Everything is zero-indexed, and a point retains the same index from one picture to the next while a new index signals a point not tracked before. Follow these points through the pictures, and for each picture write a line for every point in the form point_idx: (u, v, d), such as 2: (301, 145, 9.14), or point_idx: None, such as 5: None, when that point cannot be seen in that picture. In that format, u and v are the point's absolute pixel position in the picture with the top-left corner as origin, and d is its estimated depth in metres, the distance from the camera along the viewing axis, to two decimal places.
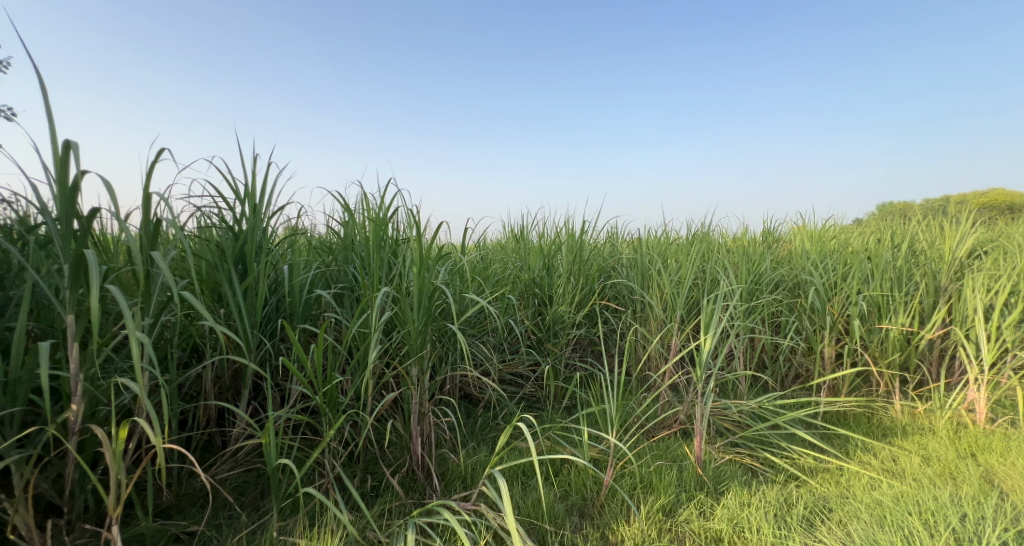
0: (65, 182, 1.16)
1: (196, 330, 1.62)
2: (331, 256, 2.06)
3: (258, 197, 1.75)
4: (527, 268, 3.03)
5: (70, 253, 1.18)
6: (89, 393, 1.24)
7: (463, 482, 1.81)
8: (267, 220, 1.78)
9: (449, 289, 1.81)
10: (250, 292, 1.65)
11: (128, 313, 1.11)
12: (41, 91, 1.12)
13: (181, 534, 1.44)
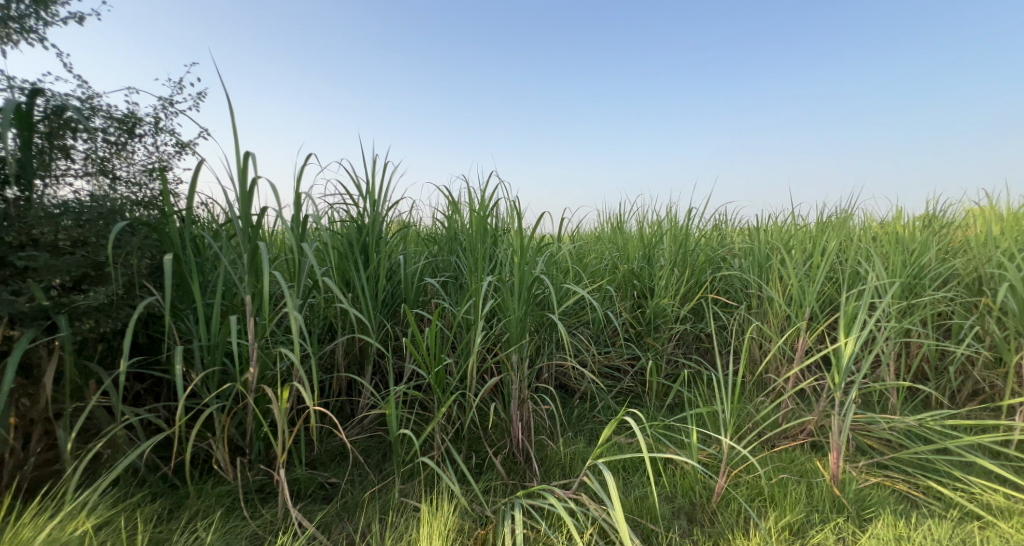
0: (245, 186, 1.45)
1: (332, 311, 1.90)
2: (438, 247, 2.25)
3: (377, 194, 1.99)
4: (631, 258, 2.98)
5: (247, 243, 1.48)
6: (263, 359, 1.53)
7: (562, 470, 1.91)
8: (384, 213, 2.01)
9: (548, 279, 1.89)
10: (372, 278, 1.88)
11: (287, 293, 1.38)
12: (229, 114, 1.41)
13: (325, 484, 1.72)
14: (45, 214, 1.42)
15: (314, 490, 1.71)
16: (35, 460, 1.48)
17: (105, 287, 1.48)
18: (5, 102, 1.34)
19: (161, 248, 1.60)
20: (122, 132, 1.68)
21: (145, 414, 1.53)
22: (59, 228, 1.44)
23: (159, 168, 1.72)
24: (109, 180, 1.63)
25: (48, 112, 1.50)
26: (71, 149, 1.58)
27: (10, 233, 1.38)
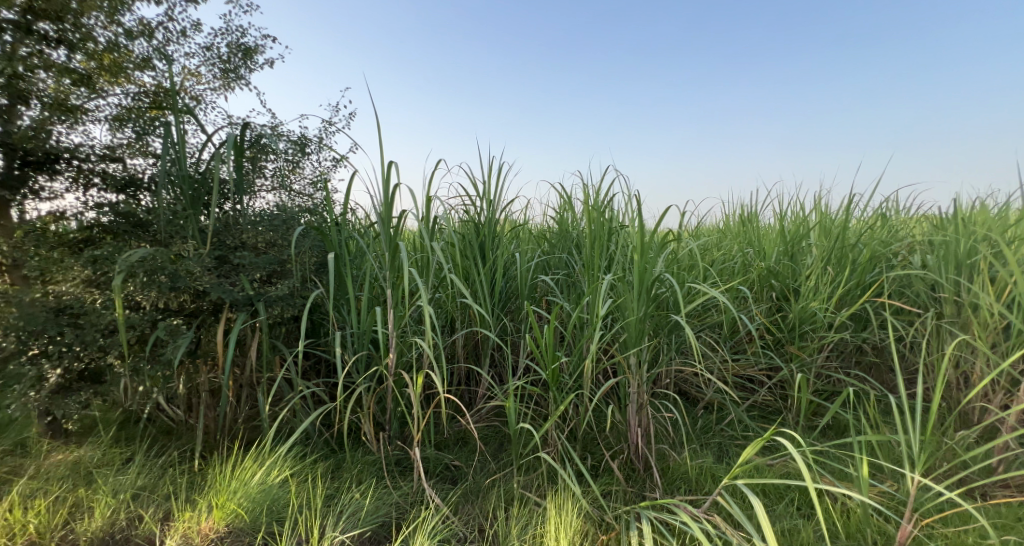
0: (387, 192, 1.68)
1: (453, 307, 2.08)
2: (553, 246, 2.32)
3: (494, 194, 2.13)
4: (772, 255, 2.70)
5: (389, 242, 1.71)
6: (399, 346, 1.76)
7: (688, 485, 1.87)
8: (500, 212, 2.15)
9: (671, 279, 1.82)
10: (489, 274, 2.03)
11: (422, 287, 1.58)
12: (377, 130, 1.66)
13: (450, 465, 1.90)
14: (248, 222, 1.83)
15: (441, 470, 1.90)
16: (244, 417, 1.90)
17: (289, 281, 1.83)
18: (226, 136, 1.76)
19: (325, 248, 1.93)
20: (297, 152, 2.06)
21: (314, 387, 1.86)
22: (256, 232, 1.82)
23: (321, 182, 2.08)
24: (288, 193, 2.02)
25: (249, 141, 1.91)
26: (264, 169, 1.99)
27: (228, 237, 1.79)
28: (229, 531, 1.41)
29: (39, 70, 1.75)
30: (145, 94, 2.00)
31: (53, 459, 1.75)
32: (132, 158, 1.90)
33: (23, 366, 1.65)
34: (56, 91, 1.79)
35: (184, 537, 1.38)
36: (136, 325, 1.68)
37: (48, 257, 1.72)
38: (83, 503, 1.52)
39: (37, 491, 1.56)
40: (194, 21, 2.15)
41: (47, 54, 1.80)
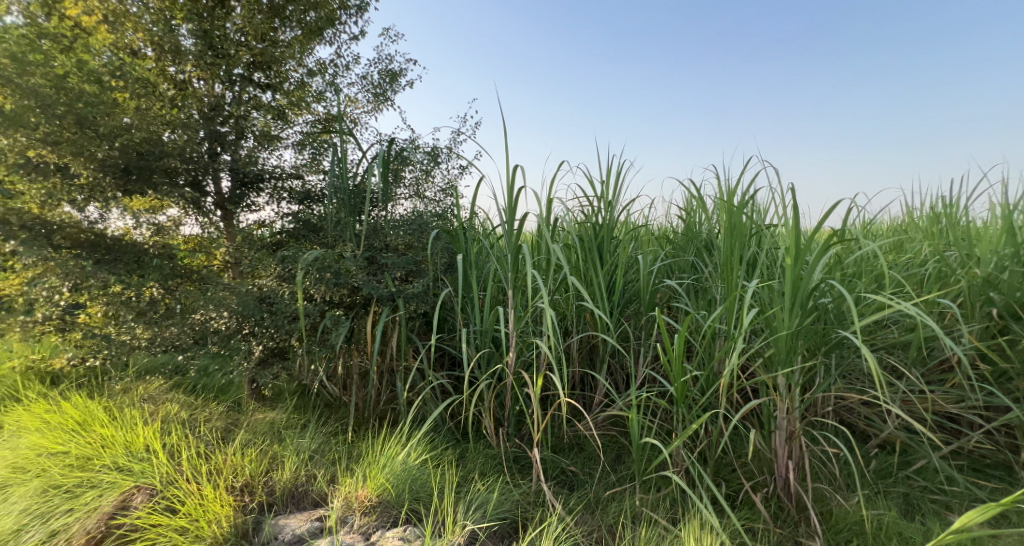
0: (511, 195, 1.74)
1: (574, 310, 2.07)
2: (680, 248, 2.19)
3: (611, 195, 2.09)
4: (976, 259, 2.15)
5: (512, 244, 1.77)
6: (518, 345, 1.82)
7: (856, 539, 1.64)
8: (618, 213, 2.10)
9: (837, 287, 1.50)
10: (608, 275, 1.98)
11: (543, 289, 1.59)
12: (505, 135, 1.72)
13: (567, 470, 1.90)
14: (392, 226, 2.03)
15: (558, 474, 1.91)
16: (385, 400, 2.12)
17: (424, 279, 2.00)
18: (376, 151, 1.97)
19: (454, 250, 2.07)
20: (430, 162, 2.24)
21: (441, 378, 2.01)
22: (394, 235, 2.02)
23: (451, 189, 2.23)
24: (422, 200, 2.20)
25: (394, 154, 2.13)
26: (404, 179, 2.20)
27: (374, 240, 2.02)
28: (378, 502, 1.55)
29: (252, 110, 2.25)
30: (318, 122, 2.41)
31: (256, 417, 2.16)
32: (311, 174, 2.32)
33: (239, 342, 2.04)
34: (263, 126, 2.29)
35: (346, 501, 1.56)
36: (310, 313, 1.99)
37: (253, 257, 2.11)
38: (279, 457, 1.80)
39: (249, 441, 1.91)
40: (354, 55, 2.45)
41: (256, 95, 2.27)
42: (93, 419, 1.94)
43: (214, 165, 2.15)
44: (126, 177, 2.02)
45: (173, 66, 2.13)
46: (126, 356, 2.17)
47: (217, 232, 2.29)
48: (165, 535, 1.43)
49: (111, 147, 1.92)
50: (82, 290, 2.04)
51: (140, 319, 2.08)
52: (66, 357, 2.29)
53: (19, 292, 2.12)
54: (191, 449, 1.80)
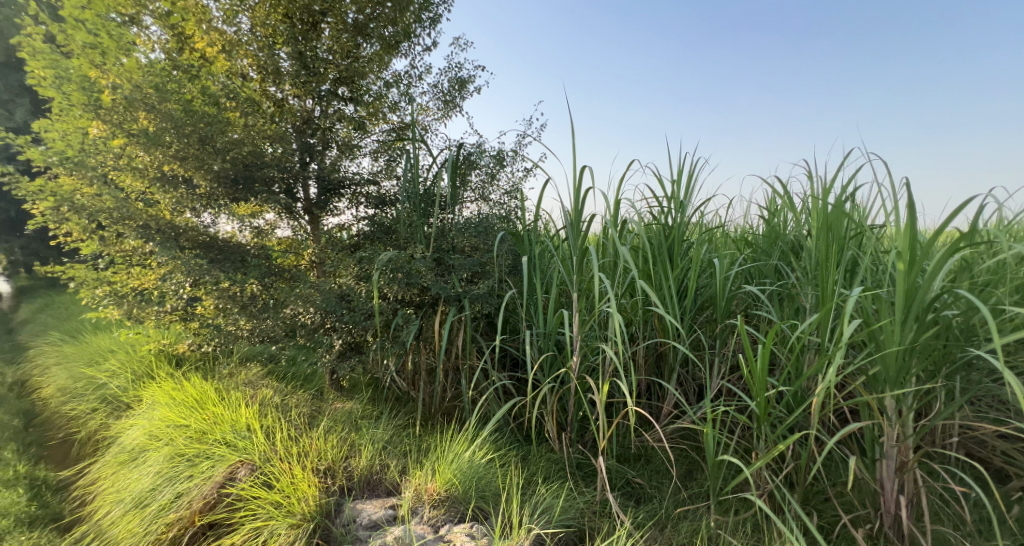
0: (576, 196, 1.73)
1: (644, 317, 2.00)
2: (761, 251, 2.06)
3: (682, 196, 2.02)
4: None
5: (577, 246, 1.73)
6: (582, 350, 1.78)
7: None
8: (691, 214, 2.01)
9: (968, 296, 1.28)
10: (678, 279, 1.91)
11: (610, 293, 1.51)
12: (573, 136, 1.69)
13: (633, 481, 1.86)
14: (460, 229, 2.09)
15: (624, 485, 1.88)
16: (449, 396, 2.20)
17: (490, 280, 2.06)
18: (446, 157, 2.04)
19: (519, 253, 2.09)
20: (495, 165, 2.28)
21: (504, 378, 2.05)
22: (461, 237, 2.08)
23: (515, 191, 2.27)
24: (487, 203, 2.25)
25: (462, 159, 2.19)
26: (470, 182, 2.27)
27: (443, 242, 2.09)
28: (447, 496, 1.60)
29: (335, 122, 2.40)
30: (392, 129, 2.54)
31: (336, 406, 2.30)
32: (387, 180, 2.48)
33: (322, 335, 2.19)
34: (345, 136, 2.43)
35: (416, 492, 1.62)
36: (384, 310, 2.10)
37: (335, 257, 2.26)
38: (356, 445, 1.90)
39: (331, 428, 2.04)
40: (426, 66, 2.55)
41: (339, 107, 2.42)
42: (206, 397, 2.16)
43: (304, 174, 2.34)
44: (235, 187, 2.23)
45: (273, 86, 2.33)
46: (229, 344, 2.40)
47: (305, 233, 2.49)
48: (264, 508, 1.58)
49: (224, 161, 2.12)
50: (199, 285, 2.30)
51: (244, 311, 2.29)
52: (187, 343, 2.58)
53: (151, 285, 2.43)
54: (283, 431, 1.95)
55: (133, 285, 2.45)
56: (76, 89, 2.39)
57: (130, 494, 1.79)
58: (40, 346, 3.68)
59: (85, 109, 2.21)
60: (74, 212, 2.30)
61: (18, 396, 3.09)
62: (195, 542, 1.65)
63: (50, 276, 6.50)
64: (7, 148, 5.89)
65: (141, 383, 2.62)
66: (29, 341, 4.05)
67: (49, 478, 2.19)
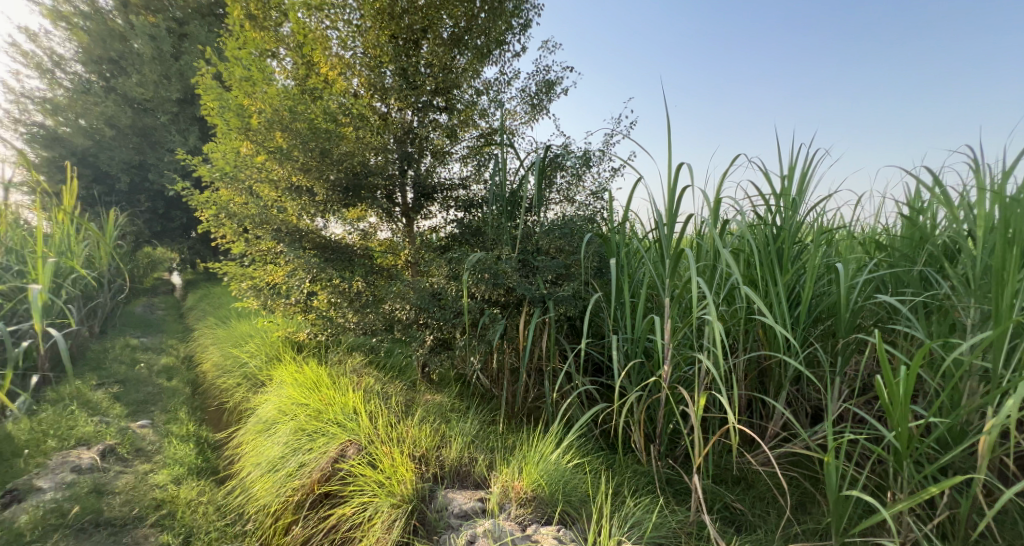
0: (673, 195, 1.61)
1: (747, 326, 1.83)
2: (895, 255, 1.80)
3: (794, 193, 1.83)
4: None
5: (672, 249, 1.62)
6: (675, 359, 1.68)
7: None
8: (805, 213, 1.81)
9: None
10: (789, 286, 1.73)
11: (710, 299, 1.38)
12: (669, 130, 1.58)
13: (732, 505, 1.74)
14: (546, 231, 2.08)
15: (720, 509, 1.76)
16: (532, 397, 2.22)
17: (575, 282, 2.04)
18: (533, 160, 2.05)
19: (605, 255, 2.04)
20: (582, 166, 2.26)
21: (588, 384, 2.01)
22: (547, 239, 2.07)
23: (602, 192, 2.24)
24: (571, 205, 2.25)
25: (549, 160, 2.19)
26: (555, 183, 2.27)
27: (527, 244, 2.11)
28: (534, 496, 1.58)
29: (430, 131, 2.51)
30: (479, 134, 2.61)
31: (427, 398, 2.41)
32: (476, 184, 2.55)
33: (416, 330, 2.32)
34: (436, 144, 2.53)
35: (504, 488, 1.63)
36: (472, 310, 2.16)
37: (427, 257, 2.37)
38: (445, 437, 1.97)
39: (424, 418, 2.14)
40: (515, 71, 2.59)
41: (435, 117, 2.52)
42: (321, 380, 2.38)
43: (402, 181, 2.48)
44: (346, 194, 2.44)
45: (378, 102, 2.49)
46: (337, 334, 2.61)
47: (402, 236, 2.64)
48: (371, 486, 1.70)
49: (339, 171, 2.33)
50: (316, 281, 2.55)
51: (351, 305, 2.51)
52: (305, 332, 2.86)
53: (279, 280, 2.72)
54: (384, 416, 2.10)
55: (268, 281, 2.77)
56: (230, 117, 2.66)
57: (264, 458, 2.03)
58: (201, 328, 4.29)
59: (238, 132, 2.54)
60: (229, 219, 2.65)
61: (187, 368, 3.62)
62: (313, 508, 1.85)
63: (206, 271, 7.53)
64: (182, 165, 6.94)
65: (273, 363, 2.95)
66: (193, 325, 4.74)
67: (210, 437, 2.54)
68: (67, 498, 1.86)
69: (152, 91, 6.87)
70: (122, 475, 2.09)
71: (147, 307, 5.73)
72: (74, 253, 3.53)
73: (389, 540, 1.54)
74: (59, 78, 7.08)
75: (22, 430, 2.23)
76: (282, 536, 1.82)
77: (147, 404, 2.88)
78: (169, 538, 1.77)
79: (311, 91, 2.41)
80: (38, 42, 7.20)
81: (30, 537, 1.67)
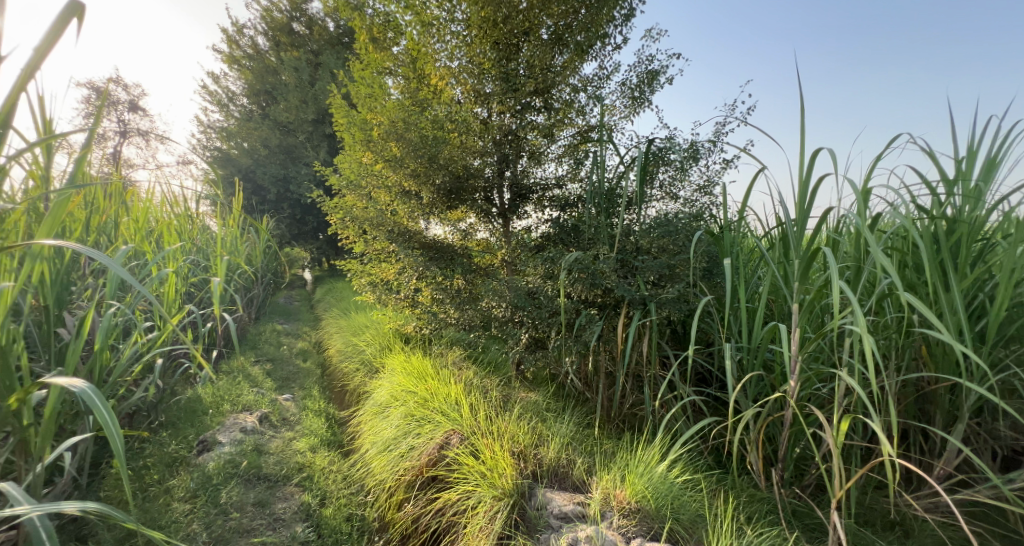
0: (807, 186, 1.40)
1: (905, 340, 1.54)
2: None
3: (972, 181, 1.51)
4: None
5: (802, 251, 1.41)
6: (807, 373, 1.48)
7: None
8: (988, 204, 1.49)
9: None
10: (966, 293, 1.42)
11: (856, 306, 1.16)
12: (803, 111, 1.38)
13: None
14: (645, 229, 2.00)
15: None
16: (630, 403, 2.13)
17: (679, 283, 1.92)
18: (635, 156, 1.96)
19: (717, 254, 1.89)
20: (688, 160, 2.12)
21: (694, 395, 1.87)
22: (652, 239, 1.97)
23: (709, 187, 2.10)
24: (675, 201, 2.14)
25: (651, 154, 2.09)
26: (657, 179, 2.17)
27: (626, 242, 2.02)
28: (638, 509, 1.50)
29: (527, 131, 2.49)
30: (581, 130, 2.55)
31: (522, 396, 2.42)
32: (572, 182, 2.53)
33: (513, 328, 2.35)
34: (533, 144, 2.52)
35: (605, 495, 1.58)
36: (568, 310, 2.14)
37: (523, 257, 2.39)
38: (543, 438, 1.95)
39: (523, 416, 2.15)
40: (616, 64, 2.51)
41: (532, 118, 2.51)
42: (426, 371, 2.52)
43: (500, 182, 2.54)
44: (450, 197, 2.57)
45: (479, 107, 2.55)
46: (440, 328, 2.76)
47: (498, 236, 2.69)
48: (476, 477, 1.75)
49: (444, 175, 2.45)
50: (422, 279, 2.69)
51: (452, 301, 2.62)
52: (413, 325, 3.02)
53: (389, 277, 2.92)
54: (483, 409, 2.16)
55: (381, 277, 2.98)
56: (355, 131, 2.89)
57: (379, 439, 2.18)
58: (327, 319, 4.74)
59: (360, 143, 2.77)
60: (352, 222, 2.89)
61: (317, 352, 4.02)
62: (423, 489, 1.96)
63: (332, 268, 8.34)
64: (318, 177, 7.76)
65: (386, 352, 3.17)
66: (322, 315, 5.27)
67: (336, 414, 2.77)
68: (238, 452, 2.12)
69: (295, 114, 7.77)
70: (274, 438, 2.35)
71: (288, 299, 6.49)
72: (237, 252, 4.10)
73: (491, 531, 1.57)
74: (229, 108, 8.34)
75: (207, 393, 2.63)
76: (395, 511, 1.95)
77: (290, 380, 3.23)
78: (310, 498, 1.92)
79: (421, 102, 2.54)
80: (219, 82, 8.47)
81: (215, 480, 1.90)
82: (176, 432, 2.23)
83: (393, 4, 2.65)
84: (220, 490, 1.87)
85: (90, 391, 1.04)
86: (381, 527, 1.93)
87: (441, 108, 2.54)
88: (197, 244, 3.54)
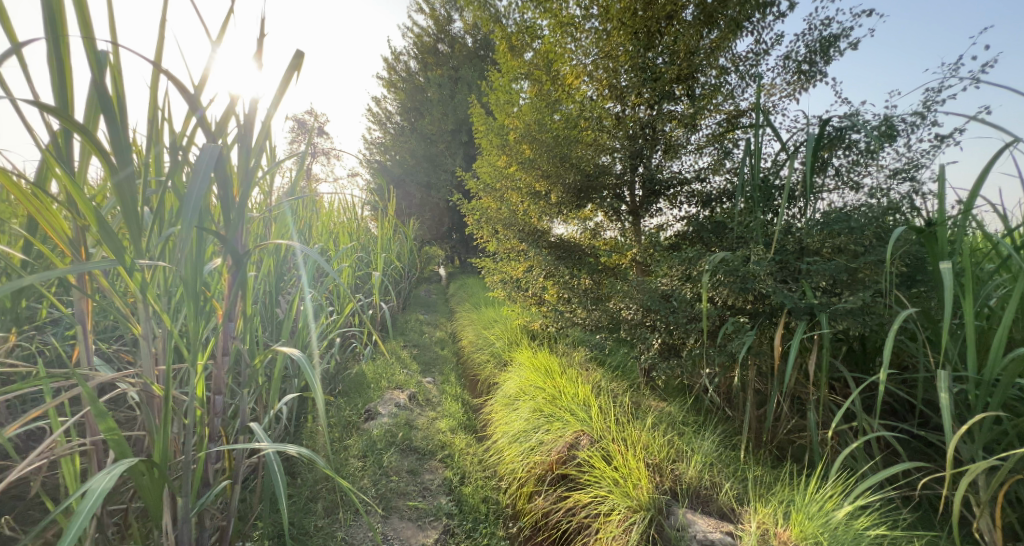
0: None
1: None
2: None
3: None
4: None
5: None
6: None
7: None
8: None
9: None
10: None
11: None
12: None
13: None
14: (812, 226, 1.74)
15: None
16: (789, 427, 1.87)
17: (858, 292, 1.61)
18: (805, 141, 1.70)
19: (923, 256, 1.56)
20: (877, 141, 1.79)
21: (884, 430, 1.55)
22: (826, 238, 1.69)
23: (906, 173, 1.75)
24: (857, 192, 1.82)
25: (826, 137, 1.80)
26: (831, 166, 1.87)
27: (790, 243, 1.76)
28: None
29: (664, 122, 2.32)
30: (732, 117, 2.31)
31: (653, 405, 2.28)
32: (715, 174, 2.30)
33: (645, 331, 2.21)
34: (670, 135, 2.34)
35: (762, 531, 1.38)
36: (713, 317, 1.95)
37: (656, 257, 2.24)
38: (683, 453, 1.80)
39: (657, 427, 2.01)
40: (777, 36, 2.22)
41: (670, 109, 2.33)
42: (552, 368, 2.52)
43: (632, 178, 2.44)
44: (580, 196, 2.52)
45: (613, 102, 2.45)
46: (566, 327, 2.72)
47: (629, 236, 2.57)
48: (608, 488, 1.67)
49: (575, 174, 2.42)
50: (550, 277, 2.68)
51: (580, 301, 2.56)
52: (539, 324, 3.05)
53: (519, 274, 2.96)
54: (614, 414, 2.08)
55: (512, 275, 3.05)
56: (491, 135, 3.00)
57: (509, 430, 2.20)
58: (461, 311, 5.02)
59: (497, 145, 2.87)
60: (487, 221, 3.00)
61: (452, 341, 4.27)
62: (553, 485, 1.94)
63: (466, 266, 8.84)
64: (457, 182, 8.27)
65: (514, 347, 3.23)
66: (456, 308, 5.59)
67: (471, 401, 2.91)
68: (393, 424, 2.30)
69: (438, 126, 8.38)
70: (422, 415, 2.53)
71: (428, 292, 7.04)
72: (390, 251, 4.52)
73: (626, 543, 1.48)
74: (384, 123, 9.33)
75: (370, 369, 2.94)
76: (525, 502, 1.94)
77: (432, 365, 3.47)
78: (451, 475, 2.01)
79: (553, 101, 2.54)
80: (379, 104, 9.50)
81: (379, 446, 2.09)
82: (348, 401, 2.53)
83: (530, 10, 2.69)
84: (383, 454, 2.06)
85: (303, 360, 1.10)
86: (513, 514, 1.93)
87: (572, 107, 2.51)
88: (363, 241, 4.01)
